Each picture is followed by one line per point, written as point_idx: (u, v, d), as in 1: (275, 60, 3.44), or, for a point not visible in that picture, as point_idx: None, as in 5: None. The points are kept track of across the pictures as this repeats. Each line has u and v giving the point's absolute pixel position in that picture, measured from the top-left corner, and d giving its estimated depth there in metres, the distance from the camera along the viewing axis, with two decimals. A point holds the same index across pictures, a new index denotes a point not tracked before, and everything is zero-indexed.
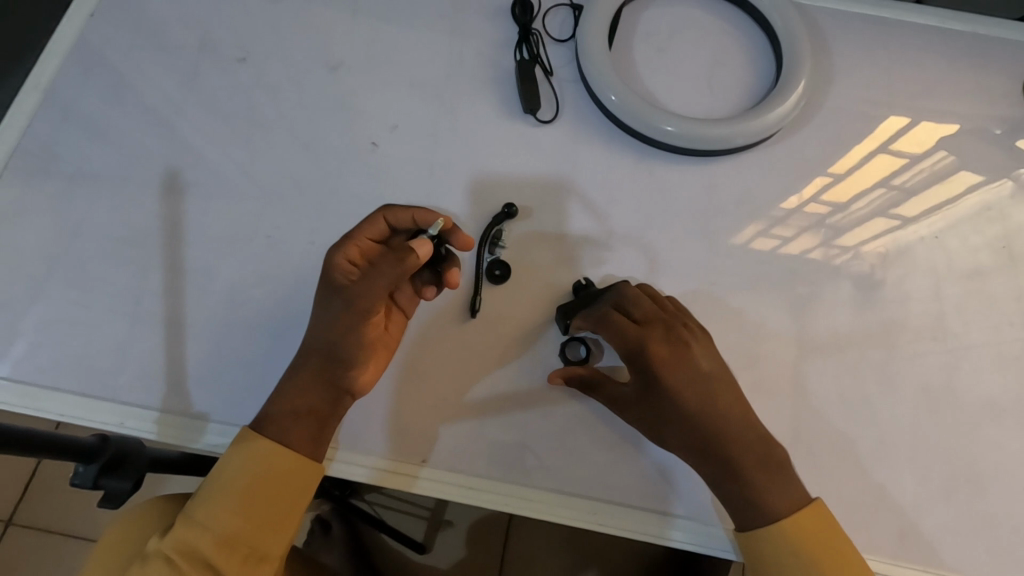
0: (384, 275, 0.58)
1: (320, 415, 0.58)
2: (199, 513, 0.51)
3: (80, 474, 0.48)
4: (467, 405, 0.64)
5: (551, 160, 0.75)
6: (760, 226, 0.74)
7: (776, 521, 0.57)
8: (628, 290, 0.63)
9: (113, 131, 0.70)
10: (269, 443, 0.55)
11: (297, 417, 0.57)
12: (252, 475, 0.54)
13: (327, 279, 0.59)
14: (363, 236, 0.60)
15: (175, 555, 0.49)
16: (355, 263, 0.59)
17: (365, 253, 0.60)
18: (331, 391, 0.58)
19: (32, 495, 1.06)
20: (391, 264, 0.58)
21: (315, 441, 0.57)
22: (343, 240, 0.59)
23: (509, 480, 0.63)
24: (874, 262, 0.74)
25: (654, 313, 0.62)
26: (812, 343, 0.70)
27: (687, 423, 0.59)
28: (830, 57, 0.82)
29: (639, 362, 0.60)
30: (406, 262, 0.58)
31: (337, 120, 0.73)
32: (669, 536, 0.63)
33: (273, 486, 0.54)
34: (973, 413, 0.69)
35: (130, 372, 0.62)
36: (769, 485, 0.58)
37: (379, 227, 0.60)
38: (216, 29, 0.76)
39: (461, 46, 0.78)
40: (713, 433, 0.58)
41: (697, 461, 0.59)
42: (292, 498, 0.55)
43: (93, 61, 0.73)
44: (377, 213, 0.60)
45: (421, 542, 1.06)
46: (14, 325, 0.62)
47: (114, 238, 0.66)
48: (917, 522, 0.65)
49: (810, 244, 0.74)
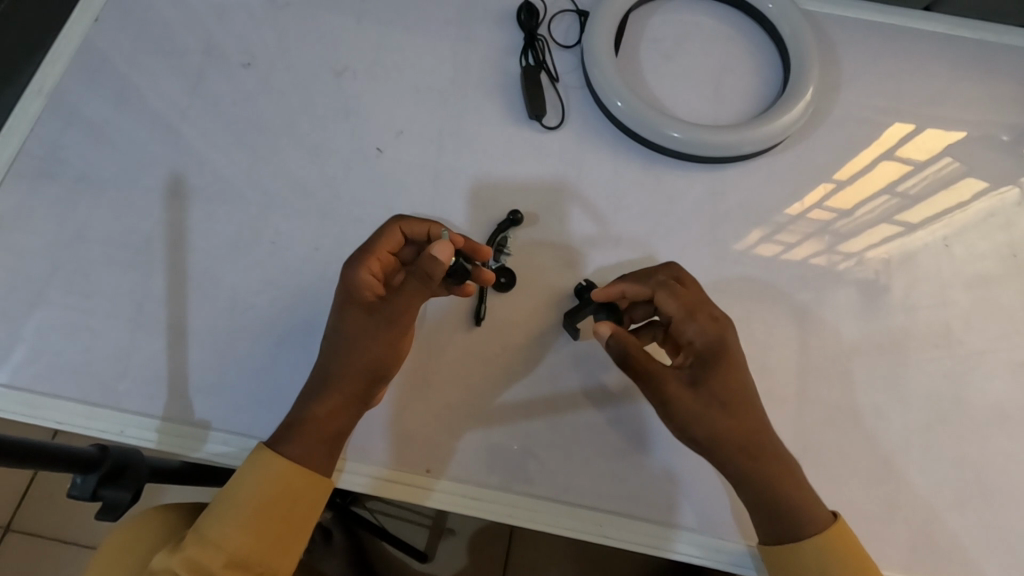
0: (414, 287, 0.57)
1: (338, 429, 0.56)
2: (210, 529, 0.50)
3: (80, 485, 0.47)
4: (476, 415, 0.63)
5: (556, 165, 0.74)
6: (764, 232, 0.73)
7: (805, 537, 0.57)
8: (682, 272, 0.64)
9: (117, 136, 0.70)
10: (285, 462, 0.54)
11: (309, 434, 0.55)
12: (265, 495, 0.52)
13: (351, 298, 0.58)
14: (381, 249, 0.59)
15: (183, 573, 0.48)
16: (376, 278, 0.58)
17: (383, 266, 0.59)
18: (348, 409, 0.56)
19: (29, 502, 1.05)
20: (420, 279, 0.55)
21: (330, 458, 0.56)
22: (362, 255, 0.58)
23: (521, 492, 0.62)
24: (878, 269, 0.73)
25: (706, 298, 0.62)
26: (821, 351, 0.69)
27: (739, 411, 0.57)
28: (837, 64, 0.81)
29: (701, 338, 0.59)
30: (433, 276, 0.54)
31: (342, 125, 0.73)
32: (673, 548, 0.62)
33: (286, 505, 0.53)
34: (983, 423, 0.69)
35: (132, 379, 0.61)
36: (787, 494, 0.57)
37: (396, 238, 0.60)
38: (221, 34, 0.75)
39: (466, 51, 0.78)
40: (756, 427, 0.58)
41: (743, 455, 0.57)
42: (305, 512, 0.54)
43: (98, 65, 0.73)
44: (392, 225, 0.60)
45: (423, 550, 1.05)
46: (15, 331, 0.61)
47: (117, 244, 0.65)
48: (929, 533, 0.64)
49: (814, 250, 0.73)
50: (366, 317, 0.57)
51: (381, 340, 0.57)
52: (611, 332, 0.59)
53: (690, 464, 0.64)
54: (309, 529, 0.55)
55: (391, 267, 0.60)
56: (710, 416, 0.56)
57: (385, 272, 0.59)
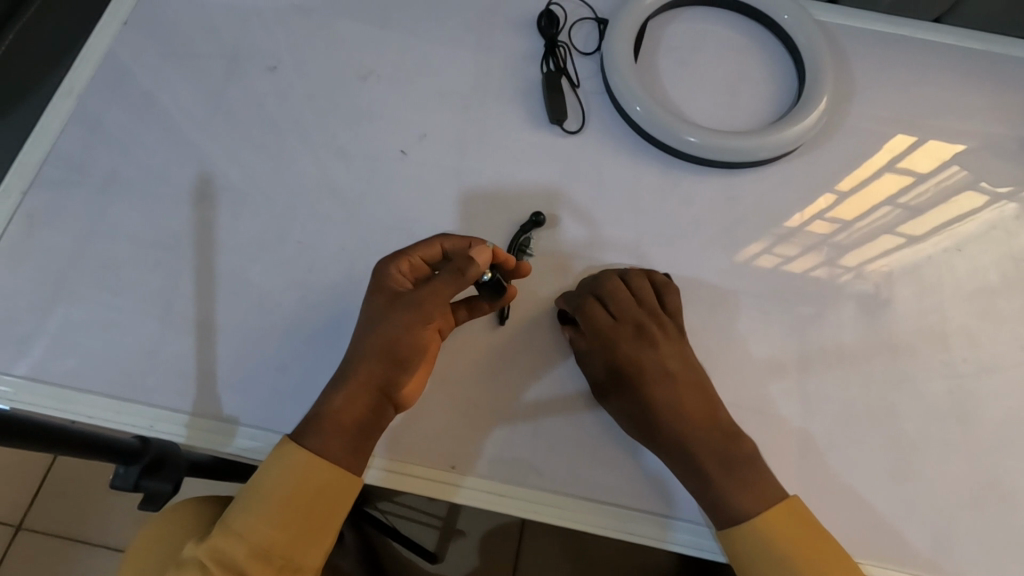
0: (444, 282, 0.58)
1: (362, 425, 0.56)
2: (237, 521, 0.51)
3: (122, 476, 0.48)
4: (500, 412, 0.64)
5: (576, 170, 0.76)
6: (763, 244, 0.75)
7: (747, 518, 0.57)
8: (640, 285, 0.67)
9: (146, 136, 0.71)
10: (310, 454, 0.54)
11: (338, 430, 0.55)
12: (291, 488, 0.53)
13: (381, 291, 0.60)
14: (415, 254, 0.62)
15: (208, 562, 0.49)
16: (405, 276, 0.62)
17: (415, 270, 0.63)
18: (378, 402, 0.57)
19: (43, 500, 1.06)
20: (451, 275, 0.58)
21: (354, 454, 0.56)
22: (395, 254, 0.62)
23: (541, 488, 0.63)
24: (878, 282, 0.74)
25: (633, 313, 0.65)
26: (835, 354, 0.71)
27: (649, 424, 0.61)
28: (850, 73, 0.83)
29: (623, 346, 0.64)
30: (465, 276, 0.58)
31: (367, 128, 0.74)
32: (674, 541, 0.62)
33: (310, 500, 0.53)
34: (997, 426, 0.70)
35: (162, 374, 0.62)
36: (720, 479, 0.58)
37: (435, 251, 0.63)
38: (247, 38, 0.77)
39: (488, 57, 0.79)
40: (666, 434, 0.60)
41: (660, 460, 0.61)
42: (331, 504, 0.54)
43: (127, 68, 0.74)
44: (436, 238, 0.63)
45: (432, 551, 1.06)
46: (46, 327, 0.62)
47: (146, 241, 0.66)
48: (945, 536, 0.65)
49: (814, 263, 0.74)
50: (392, 301, 0.60)
51: (407, 326, 0.58)
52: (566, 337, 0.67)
53: None
54: (336, 523, 0.55)
55: (423, 273, 0.63)
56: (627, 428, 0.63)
57: (415, 276, 0.63)
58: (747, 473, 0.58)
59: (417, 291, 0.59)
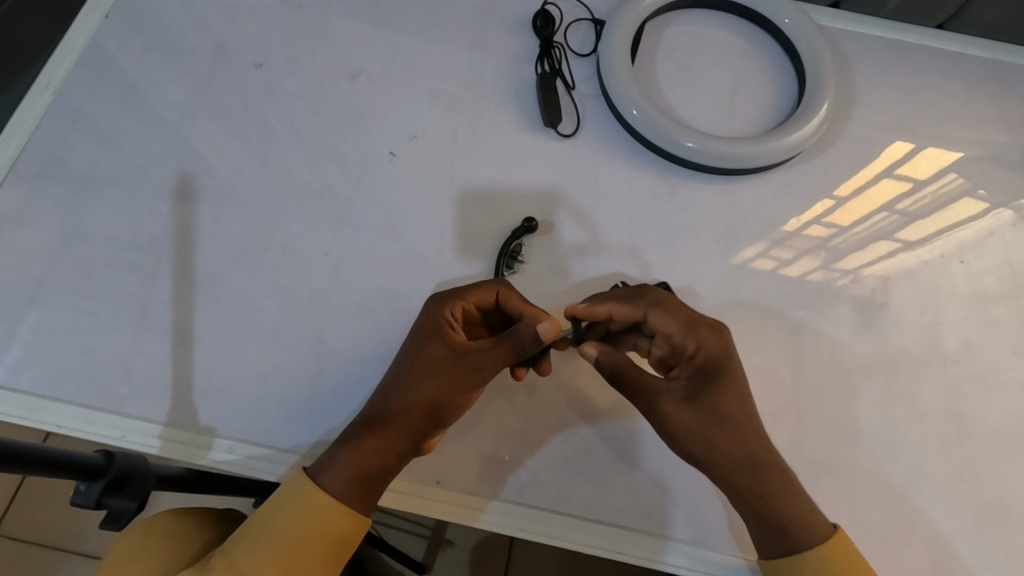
0: (500, 353, 0.57)
1: (382, 472, 0.54)
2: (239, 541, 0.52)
3: (83, 493, 0.46)
4: (489, 424, 0.62)
5: (568, 173, 0.74)
6: (760, 247, 0.73)
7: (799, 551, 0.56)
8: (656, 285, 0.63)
9: (124, 133, 0.69)
10: (328, 498, 0.53)
11: (362, 477, 0.54)
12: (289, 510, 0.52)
13: (433, 336, 0.58)
14: (470, 299, 0.60)
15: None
16: (457, 322, 0.60)
17: (465, 315, 0.61)
18: (408, 450, 0.55)
19: (20, 504, 1.03)
20: (512, 348, 0.57)
21: (368, 496, 0.54)
22: (451, 296, 0.60)
23: (530, 505, 0.60)
24: (875, 286, 0.73)
25: (698, 317, 0.61)
26: (835, 366, 0.69)
27: (738, 428, 0.57)
28: (852, 80, 0.81)
29: (710, 348, 0.59)
30: (525, 350, 0.57)
31: (354, 128, 0.72)
32: (668, 561, 0.60)
33: (329, 540, 0.53)
34: (993, 439, 0.68)
35: (135, 383, 0.60)
36: (776, 517, 0.57)
37: (490, 297, 0.60)
38: (233, 33, 0.74)
39: (481, 57, 0.77)
40: (756, 440, 0.58)
41: (734, 469, 0.57)
42: (334, 533, 0.53)
43: (106, 63, 0.71)
44: (495, 286, 0.60)
45: (420, 561, 1.03)
46: (16, 330, 0.60)
47: (123, 242, 0.64)
48: (943, 555, 0.63)
49: (812, 266, 0.72)
50: (447, 357, 0.57)
51: (454, 388, 0.56)
52: (600, 350, 0.60)
53: (682, 480, 0.62)
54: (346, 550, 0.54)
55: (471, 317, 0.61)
56: (705, 432, 0.57)
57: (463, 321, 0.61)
58: (778, 520, 0.57)
59: (476, 350, 0.57)
